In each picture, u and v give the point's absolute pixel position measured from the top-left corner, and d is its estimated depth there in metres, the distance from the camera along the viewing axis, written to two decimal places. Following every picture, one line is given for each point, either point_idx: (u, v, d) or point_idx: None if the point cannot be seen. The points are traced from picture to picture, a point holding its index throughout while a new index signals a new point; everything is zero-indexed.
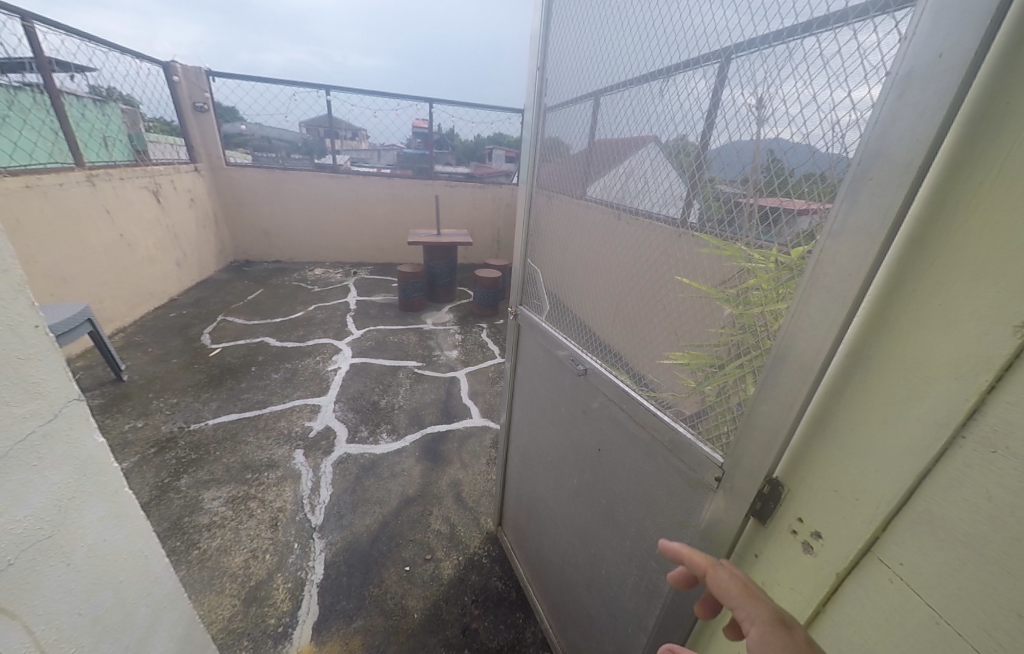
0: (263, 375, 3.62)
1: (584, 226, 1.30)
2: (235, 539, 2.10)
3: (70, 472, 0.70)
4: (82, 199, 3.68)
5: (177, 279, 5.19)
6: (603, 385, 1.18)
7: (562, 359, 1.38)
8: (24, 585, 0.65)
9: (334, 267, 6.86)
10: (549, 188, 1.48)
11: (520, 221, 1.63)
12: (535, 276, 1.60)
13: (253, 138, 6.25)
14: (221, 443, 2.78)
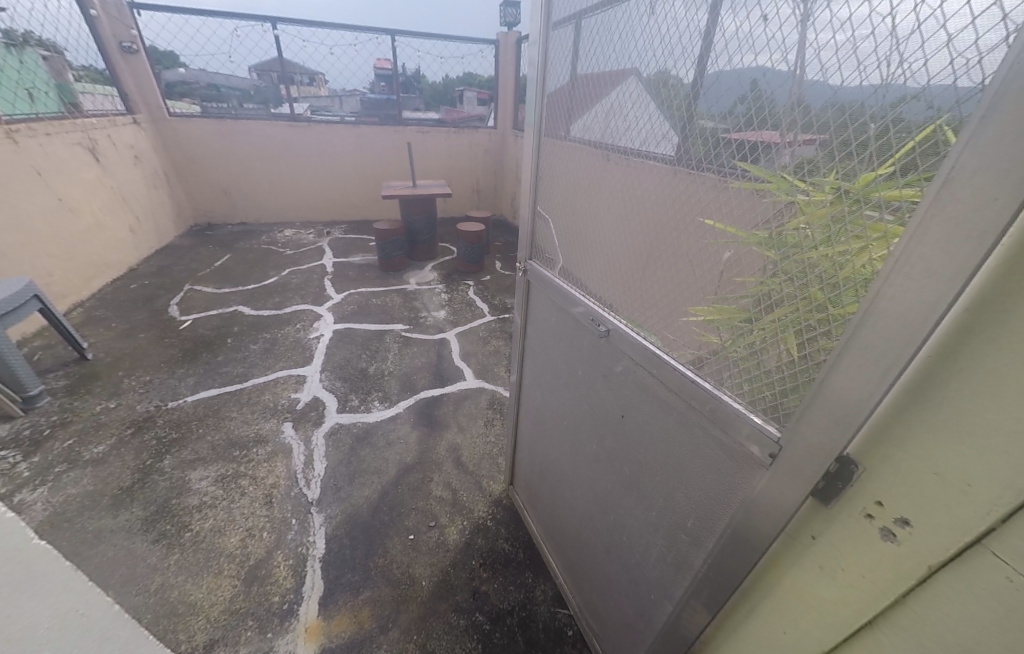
0: (241, 347, 3.40)
1: (598, 167, 1.12)
2: (229, 518, 2.01)
3: None
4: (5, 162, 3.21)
5: (133, 245, 4.74)
6: (629, 350, 1.05)
7: (580, 321, 1.25)
8: None
9: (306, 226, 6.42)
10: (555, 127, 1.28)
11: (523, 167, 1.44)
12: (543, 230, 1.43)
13: (201, 87, 5.60)
14: (203, 420, 2.61)
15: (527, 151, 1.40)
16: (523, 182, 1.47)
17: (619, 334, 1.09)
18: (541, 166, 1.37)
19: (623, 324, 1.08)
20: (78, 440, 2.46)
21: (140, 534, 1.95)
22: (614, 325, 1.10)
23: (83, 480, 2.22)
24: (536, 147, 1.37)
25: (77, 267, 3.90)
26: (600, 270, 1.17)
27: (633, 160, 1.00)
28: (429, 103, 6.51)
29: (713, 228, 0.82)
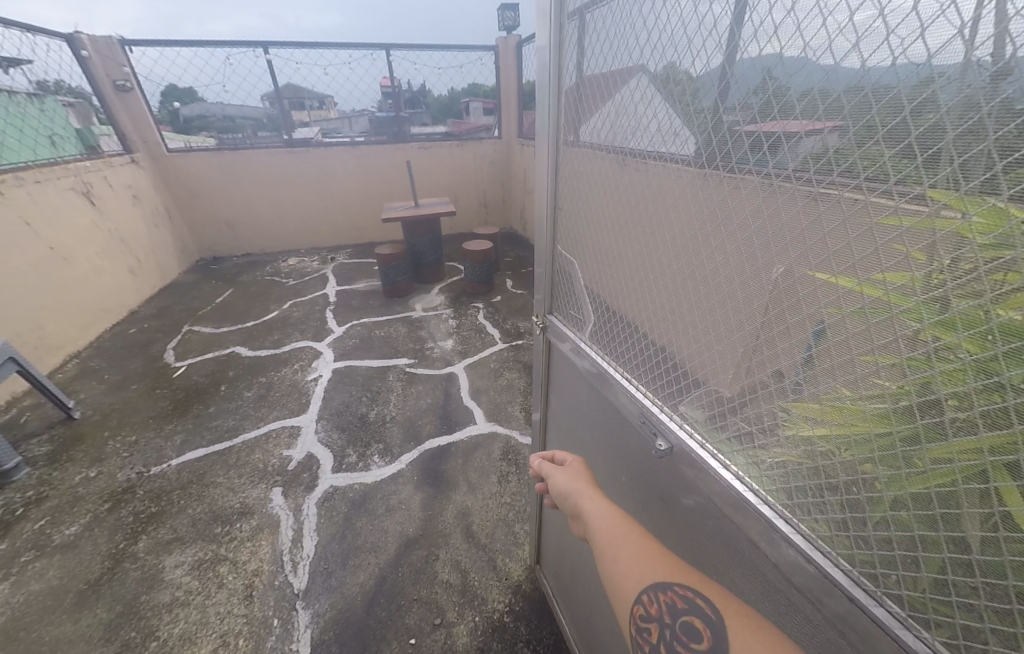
0: (235, 395, 3.16)
1: (632, 203, 0.79)
2: (202, 620, 1.72)
3: None
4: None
5: (134, 287, 4.61)
6: (706, 479, 0.69)
7: (619, 407, 0.93)
8: None
9: (310, 253, 6.25)
10: (573, 147, 0.95)
11: (538, 196, 1.13)
12: (566, 276, 1.12)
13: (217, 119, 5.53)
14: (186, 488, 2.35)
15: (541, 178, 1.08)
16: (538, 214, 1.15)
17: (683, 447, 0.74)
18: (563, 197, 1.05)
19: (698, 438, 0.72)
20: (51, 520, 2.20)
21: (100, 644, 1.67)
22: (682, 433, 0.74)
23: (49, 573, 1.96)
24: (552, 173, 1.04)
25: (71, 316, 3.76)
26: (647, 339, 0.82)
27: (661, 179, 0.71)
28: (435, 118, 6.28)
29: (836, 290, 0.48)
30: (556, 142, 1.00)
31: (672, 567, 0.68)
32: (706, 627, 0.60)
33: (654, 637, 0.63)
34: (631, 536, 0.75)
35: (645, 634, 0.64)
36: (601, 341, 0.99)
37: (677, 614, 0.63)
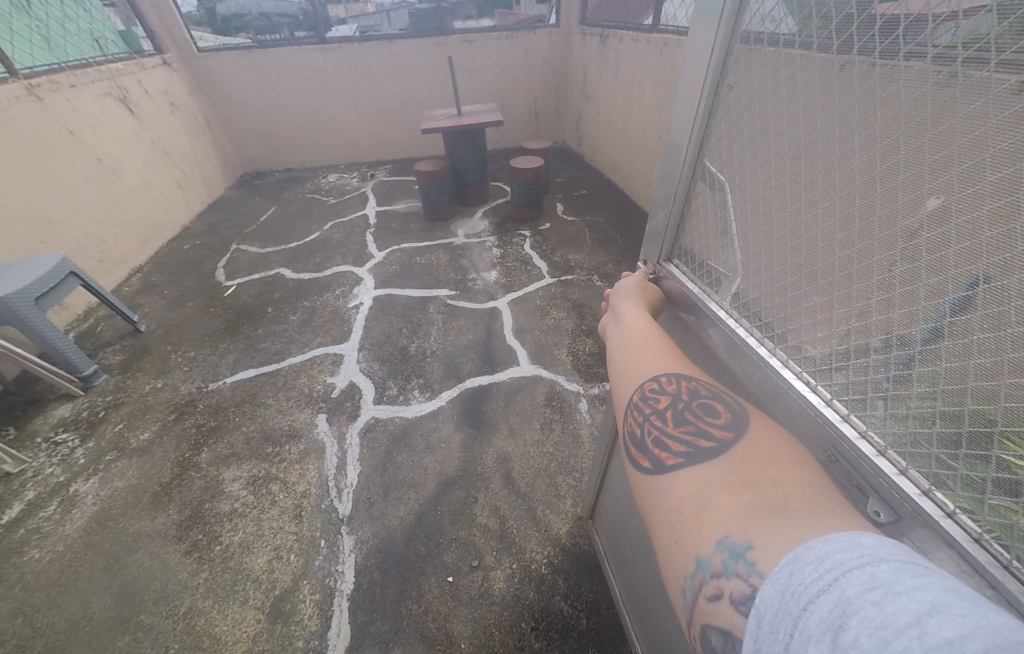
0: (281, 318, 3.18)
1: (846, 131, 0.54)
2: (258, 532, 1.81)
3: None
4: (32, 121, 3.09)
5: (183, 202, 4.61)
6: (882, 493, 0.51)
7: (726, 361, 0.77)
8: None
9: (349, 170, 5.95)
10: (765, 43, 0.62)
11: (681, 107, 0.78)
12: (699, 223, 0.83)
13: (254, 18, 5.09)
14: (240, 406, 2.43)
15: (694, 80, 0.73)
16: (672, 134, 0.82)
17: (842, 448, 0.55)
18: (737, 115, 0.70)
19: (882, 445, 0.52)
20: (128, 425, 2.35)
21: (173, 542, 1.80)
22: (853, 431, 0.55)
23: (129, 471, 2.11)
24: (716, 78, 0.70)
25: (127, 231, 3.83)
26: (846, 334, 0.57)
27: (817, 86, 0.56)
28: (481, 8, 5.37)
29: None
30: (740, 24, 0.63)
31: (699, 377, 0.71)
32: (723, 417, 0.62)
33: (662, 404, 0.67)
34: (663, 345, 0.77)
35: (653, 399, 0.69)
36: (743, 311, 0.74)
37: (695, 398, 0.66)
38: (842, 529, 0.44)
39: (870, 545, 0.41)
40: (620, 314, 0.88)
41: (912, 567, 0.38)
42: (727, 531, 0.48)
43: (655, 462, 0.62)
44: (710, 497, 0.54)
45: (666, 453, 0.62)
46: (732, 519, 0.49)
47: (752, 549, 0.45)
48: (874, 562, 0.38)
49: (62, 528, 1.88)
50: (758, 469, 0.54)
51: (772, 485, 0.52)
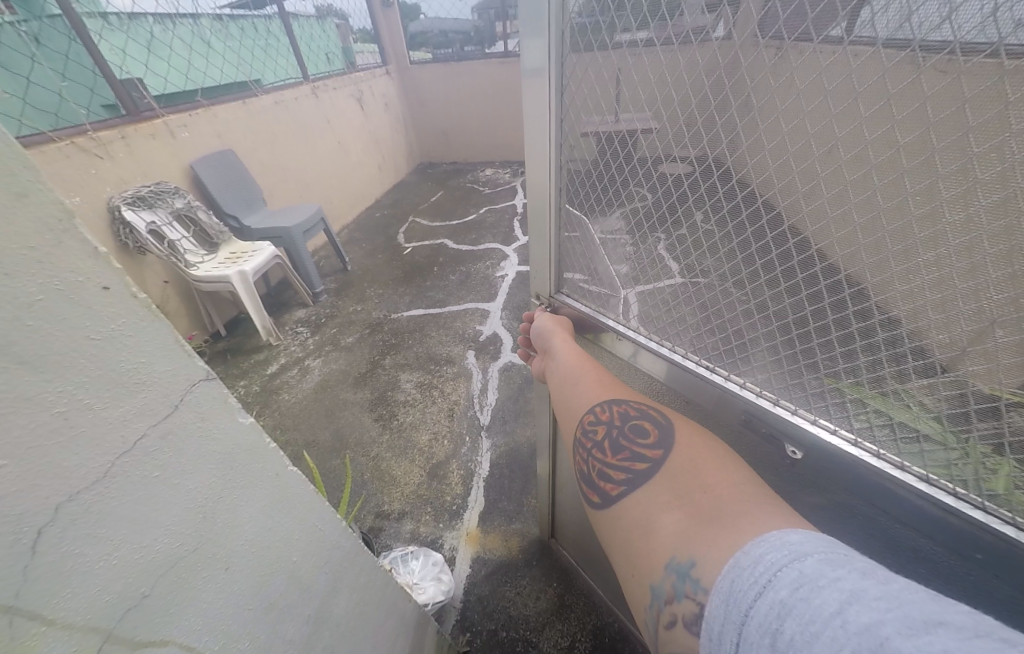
0: (444, 276, 3.89)
1: (838, 137, 0.43)
2: (422, 419, 2.38)
3: (209, 470, 0.50)
4: (309, 112, 4.30)
5: (380, 181, 5.81)
6: (805, 446, 0.60)
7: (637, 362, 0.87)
8: (169, 609, 0.48)
9: (504, 166, 6.70)
10: (615, 55, 0.64)
11: (539, 144, 0.85)
12: (574, 246, 0.93)
13: (433, 35, 6.13)
14: (413, 333, 3.12)
15: (544, 124, 0.81)
16: (544, 164, 0.86)
17: (765, 420, 0.64)
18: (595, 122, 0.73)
19: (791, 405, 0.61)
20: (340, 330, 3.21)
21: (367, 411, 2.47)
22: (779, 406, 0.62)
23: (340, 360, 2.90)
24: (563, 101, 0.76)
25: (346, 197, 5.02)
26: (757, 305, 0.61)
27: (800, 87, 0.44)
28: None
29: None
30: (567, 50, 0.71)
31: (627, 396, 0.75)
32: (647, 431, 0.66)
33: (598, 435, 0.71)
34: (599, 371, 0.81)
35: (591, 432, 0.72)
36: (686, 301, 0.71)
37: (626, 420, 0.70)
38: (772, 526, 0.46)
39: (794, 540, 0.43)
40: (552, 350, 0.90)
41: (831, 557, 0.40)
42: (672, 551, 0.50)
43: (603, 494, 0.65)
44: (656, 512, 0.56)
45: (609, 482, 0.65)
46: (673, 538, 0.51)
47: (698, 566, 0.46)
48: (800, 559, 0.40)
49: (300, 385, 2.71)
50: (681, 475, 0.58)
51: (698, 489, 0.55)
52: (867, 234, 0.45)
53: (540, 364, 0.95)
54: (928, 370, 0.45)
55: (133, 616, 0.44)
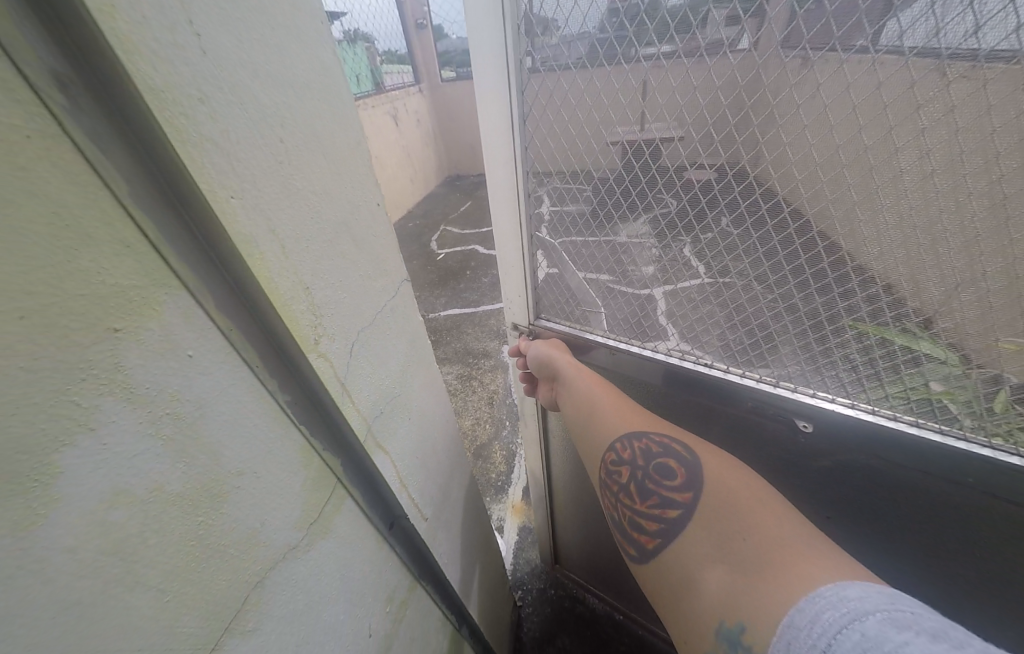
0: (477, 279, 4.09)
1: (859, 153, 0.33)
2: (464, 406, 2.53)
3: (405, 343, 0.50)
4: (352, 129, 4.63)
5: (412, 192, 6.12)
6: (824, 422, 0.45)
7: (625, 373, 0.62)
8: (388, 427, 0.47)
9: None
10: (573, 84, 0.44)
11: (494, 181, 0.55)
12: (556, 289, 0.62)
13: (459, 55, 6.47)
14: (451, 330, 3.31)
15: (500, 162, 0.52)
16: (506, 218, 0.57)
17: (770, 401, 0.47)
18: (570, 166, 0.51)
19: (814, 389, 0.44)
20: None
21: None
22: (799, 392, 0.45)
23: None
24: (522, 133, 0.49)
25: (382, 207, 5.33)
26: (775, 303, 0.44)
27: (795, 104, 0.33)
28: None
29: None
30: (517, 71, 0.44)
31: (653, 420, 0.50)
32: (680, 468, 0.44)
33: (620, 477, 0.47)
34: (613, 388, 0.56)
35: (611, 469, 0.49)
36: (702, 305, 0.49)
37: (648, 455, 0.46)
38: (826, 571, 0.31)
39: (852, 595, 0.29)
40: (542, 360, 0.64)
41: (898, 617, 0.27)
42: (702, 609, 0.35)
43: (634, 547, 0.44)
44: (691, 579, 0.37)
45: (640, 531, 0.44)
46: (711, 600, 0.35)
47: (748, 635, 0.31)
48: (860, 618, 0.28)
49: None
50: (723, 537, 0.37)
51: (754, 555, 0.34)
52: (912, 243, 0.34)
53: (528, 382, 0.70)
54: (963, 379, 0.36)
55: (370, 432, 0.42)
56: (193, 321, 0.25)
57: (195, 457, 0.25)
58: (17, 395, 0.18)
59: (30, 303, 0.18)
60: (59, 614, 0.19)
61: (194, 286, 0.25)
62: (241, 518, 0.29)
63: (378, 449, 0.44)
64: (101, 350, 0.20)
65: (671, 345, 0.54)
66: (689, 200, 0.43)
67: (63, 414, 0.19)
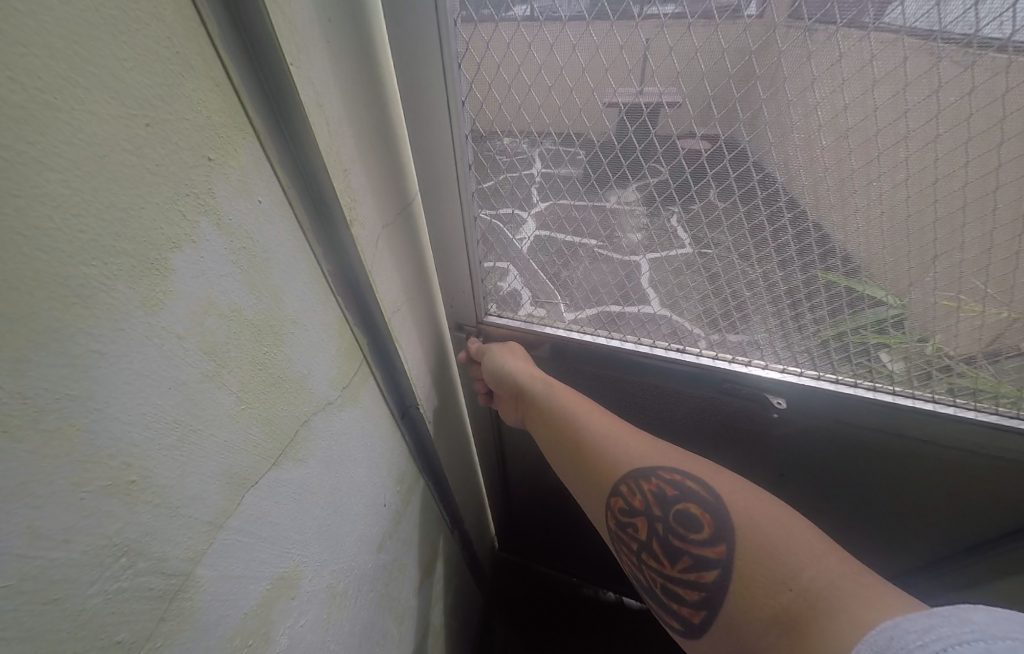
0: None
1: (875, 118, 0.34)
2: None
3: (417, 249, 0.54)
4: None
5: None
6: (797, 396, 0.53)
7: (597, 369, 0.63)
8: (406, 325, 0.51)
9: None
10: (531, 33, 0.38)
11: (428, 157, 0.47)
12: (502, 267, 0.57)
13: None
14: None
15: (423, 131, 0.45)
16: (446, 201, 0.50)
17: (746, 385, 0.54)
18: (523, 134, 0.44)
19: (781, 365, 0.52)
20: None
21: None
22: (770, 370, 0.52)
23: None
24: (453, 93, 0.42)
25: None
26: (763, 284, 0.46)
27: (820, 57, 0.32)
28: None
29: None
30: (445, 14, 0.37)
31: (654, 452, 0.50)
32: (700, 512, 0.44)
33: (640, 535, 0.47)
34: (608, 419, 0.55)
35: (628, 527, 0.48)
36: (684, 283, 0.50)
37: (665, 501, 0.45)
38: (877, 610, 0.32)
39: (978, 620, 0.29)
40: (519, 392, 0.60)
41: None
42: None
43: (677, 619, 0.43)
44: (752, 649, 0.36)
45: (679, 601, 0.43)
46: None
47: None
48: (985, 640, 0.28)
49: None
50: (757, 583, 0.37)
51: (798, 599, 0.35)
52: (913, 213, 0.37)
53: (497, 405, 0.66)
54: (897, 318, 0.44)
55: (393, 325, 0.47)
56: (261, 169, 0.28)
57: (263, 294, 0.30)
58: (148, 191, 0.21)
59: (153, 114, 0.21)
60: (176, 388, 0.24)
61: (264, 138, 0.28)
62: (294, 359, 0.34)
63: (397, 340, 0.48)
64: (200, 175, 0.24)
65: (640, 336, 0.57)
66: (674, 171, 0.41)
67: (176, 223, 0.23)
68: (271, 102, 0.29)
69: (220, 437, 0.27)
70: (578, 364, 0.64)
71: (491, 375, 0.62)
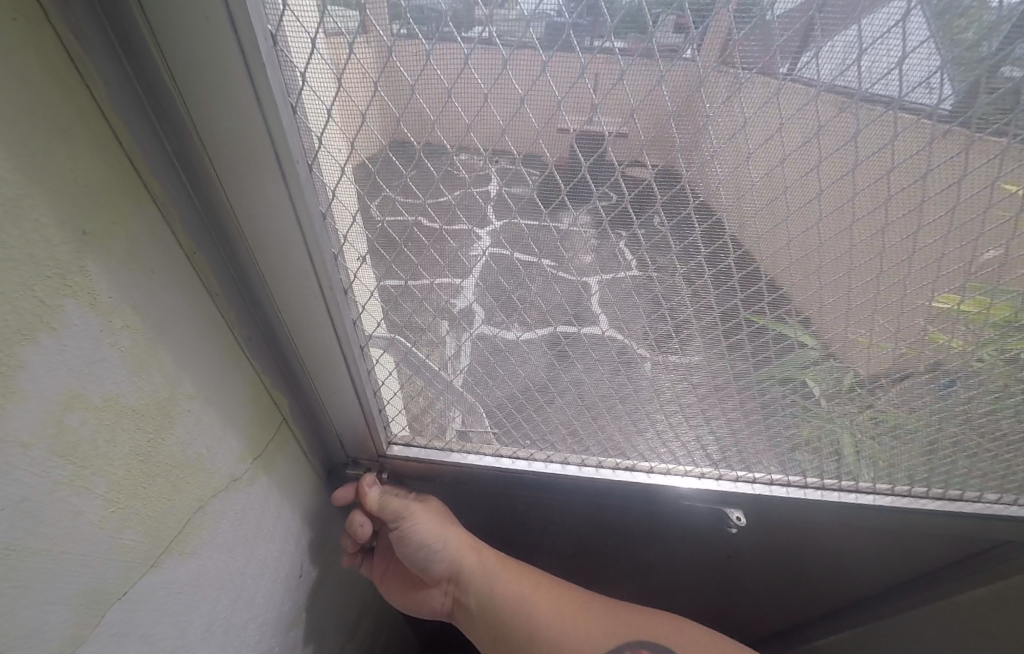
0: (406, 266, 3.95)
1: (846, 260, 0.31)
2: None
3: None
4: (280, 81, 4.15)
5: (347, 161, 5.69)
6: (753, 506, 0.50)
7: (518, 488, 0.53)
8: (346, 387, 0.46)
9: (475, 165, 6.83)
10: (435, 111, 0.26)
11: (270, 274, 0.31)
12: (392, 388, 0.44)
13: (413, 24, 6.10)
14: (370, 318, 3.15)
15: (254, 243, 0.29)
16: (306, 335, 0.36)
17: (704, 501, 0.50)
18: (422, 248, 0.32)
19: (737, 474, 0.49)
20: None
21: None
22: (726, 482, 0.49)
23: None
24: (307, 206, 0.28)
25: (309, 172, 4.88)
26: (723, 402, 0.43)
27: (795, 192, 0.28)
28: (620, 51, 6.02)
29: None
30: (273, 97, 0.23)
31: (608, 629, 0.47)
32: None
33: None
34: (560, 592, 0.50)
35: None
36: (619, 400, 0.44)
37: None
38: None
39: None
40: (461, 578, 0.50)
41: None
42: None
43: None
44: None
45: None
46: None
47: None
48: None
49: None
50: None
51: None
52: (865, 342, 0.36)
53: (411, 592, 0.53)
54: (822, 412, 0.42)
55: (325, 395, 0.42)
56: (156, 233, 0.25)
57: (150, 374, 0.26)
58: None
59: (6, 191, 0.17)
60: (12, 508, 0.20)
61: (161, 199, 0.25)
62: (189, 441, 0.29)
63: (324, 406, 0.44)
64: (67, 253, 0.20)
65: (585, 457, 0.50)
66: (629, 288, 0.34)
67: (30, 311, 0.19)
68: (175, 158, 0.25)
69: (73, 554, 0.23)
70: (501, 490, 0.53)
71: (417, 560, 0.50)
